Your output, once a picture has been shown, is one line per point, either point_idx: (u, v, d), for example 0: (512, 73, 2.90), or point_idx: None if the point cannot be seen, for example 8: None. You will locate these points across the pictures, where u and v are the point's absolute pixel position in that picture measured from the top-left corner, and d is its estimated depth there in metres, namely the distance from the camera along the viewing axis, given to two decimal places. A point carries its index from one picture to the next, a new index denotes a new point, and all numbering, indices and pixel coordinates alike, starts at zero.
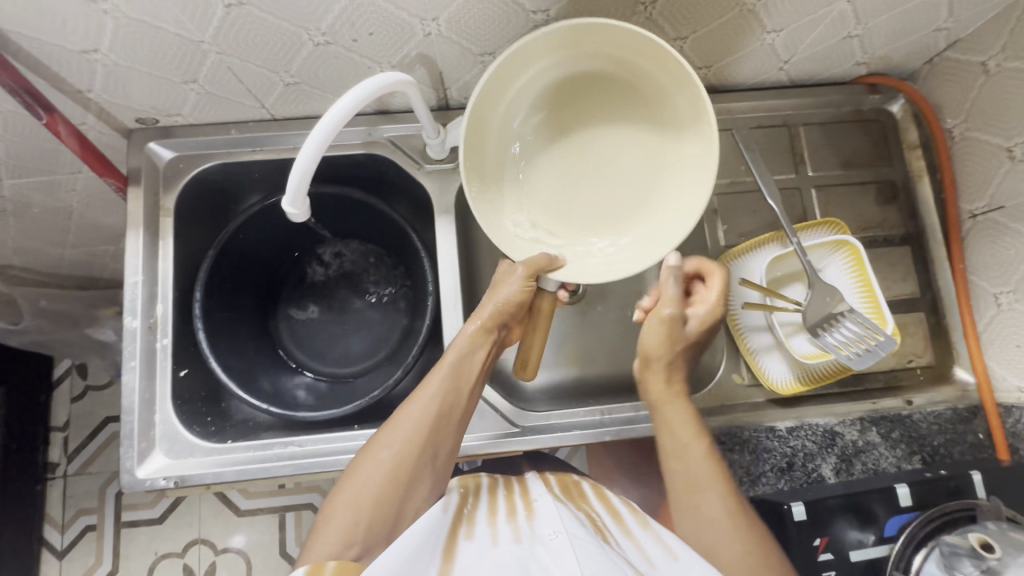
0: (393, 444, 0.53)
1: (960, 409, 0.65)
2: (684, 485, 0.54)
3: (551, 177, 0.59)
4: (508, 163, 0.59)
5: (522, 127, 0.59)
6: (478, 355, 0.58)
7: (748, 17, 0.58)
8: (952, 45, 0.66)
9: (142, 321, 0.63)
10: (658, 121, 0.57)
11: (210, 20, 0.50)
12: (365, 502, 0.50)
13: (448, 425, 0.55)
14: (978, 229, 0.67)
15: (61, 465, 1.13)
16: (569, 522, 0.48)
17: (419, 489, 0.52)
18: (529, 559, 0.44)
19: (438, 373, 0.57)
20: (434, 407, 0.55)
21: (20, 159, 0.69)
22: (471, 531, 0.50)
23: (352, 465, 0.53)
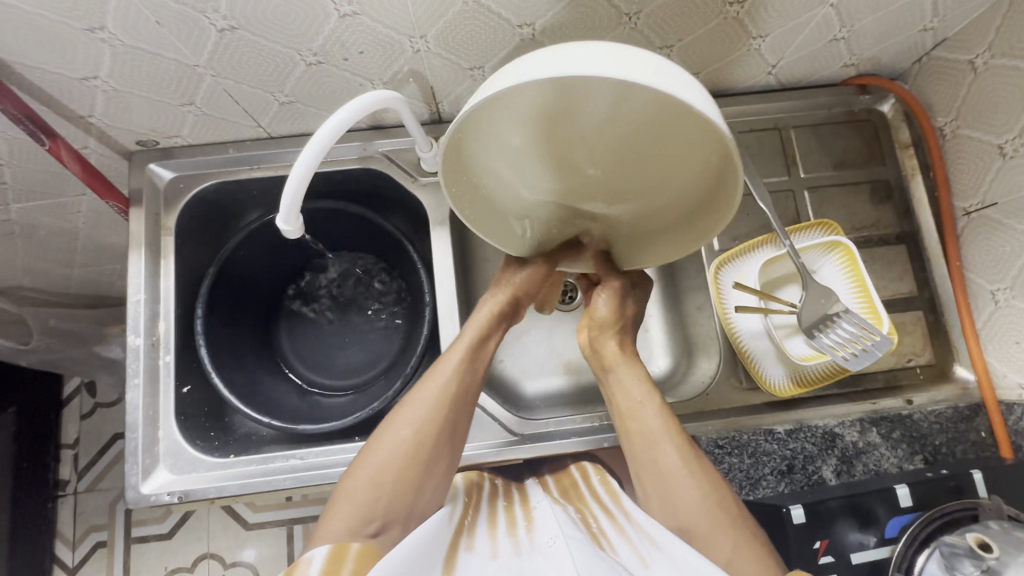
0: (413, 422, 0.52)
1: (960, 407, 0.65)
2: (642, 443, 0.54)
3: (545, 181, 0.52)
4: (497, 174, 0.52)
5: (509, 137, 0.48)
6: (492, 335, 0.59)
7: (732, 24, 0.59)
8: (940, 44, 0.66)
9: (145, 338, 0.65)
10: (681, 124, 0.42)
11: (205, 45, 0.51)
12: (385, 480, 0.49)
13: (466, 402, 0.55)
14: (973, 226, 0.67)
15: (71, 482, 1.14)
16: (566, 526, 0.50)
17: (437, 470, 0.51)
18: (528, 567, 0.45)
19: (456, 349, 0.56)
20: (455, 381, 0.54)
21: (27, 183, 0.71)
22: (470, 543, 0.50)
23: (369, 443, 0.52)
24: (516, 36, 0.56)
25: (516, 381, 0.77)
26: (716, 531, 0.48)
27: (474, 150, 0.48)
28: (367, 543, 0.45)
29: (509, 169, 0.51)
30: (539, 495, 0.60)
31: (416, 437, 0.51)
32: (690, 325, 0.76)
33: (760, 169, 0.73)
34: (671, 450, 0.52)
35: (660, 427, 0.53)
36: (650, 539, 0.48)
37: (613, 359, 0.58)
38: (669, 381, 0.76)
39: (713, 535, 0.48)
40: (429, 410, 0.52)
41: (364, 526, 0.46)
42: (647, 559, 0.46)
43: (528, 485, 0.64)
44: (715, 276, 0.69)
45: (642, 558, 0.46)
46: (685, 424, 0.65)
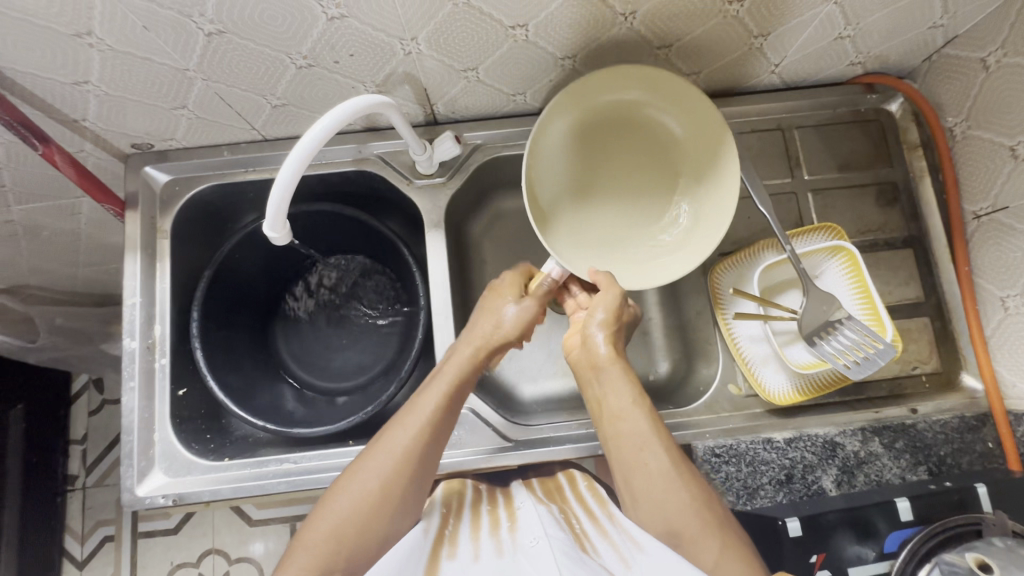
0: (379, 471, 0.51)
1: (968, 417, 0.63)
2: (629, 452, 0.52)
3: (603, 200, 0.67)
4: (546, 173, 0.65)
5: (570, 168, 0.67)
6: (468, 381, 0.58)
7: (732, 23, 0.57)
8: (950, 42, 0.64)
9: (141, 341, 0.65)
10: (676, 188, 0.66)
11: (193, 48, 0.51)
12: (347, 532, 0.48)
13: (436, 448, 0.54)
14: (983, 230, 0.65)
15: (79, 477, 1.15)
16: (549, 526, 0.50)
17: (403, 520, 0.51)
18: (511, 567, 0.45)
19: (430, 395, 0.55)
20: (424, 430, 0.53)
21: (27, 185, 0.71)
22: (452, 551, 0.50)
23: (332, 489, 0.52)
24: (509, 38, 0.55)
25: (512, 385, 0.76)
26: (705, 533, 0.47)
27: (543, 147, 0.65)
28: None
29: (573, 197, 0.67)
30: (522, 496, 0.60)
31: (382, 488, 0.50)
32: (690, 329, 0.75)
33: (762, 171, 0.71)
34: (654, 469, 0.50)
35: (639, 431, 0.52)
36: (633, 541, 0.48)
37: (603, 359, 0.56)
38: (669, 387, 0.74)
39: (702, 536, 0.47)
40: (396, 459, 0.51)
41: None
42: (628, 559, 0.46)
43: (512, 487, 0.64)
44: (713, 283, 0.68)
45: (623, 557, 0.47)
46: (683, 432, 0.64)
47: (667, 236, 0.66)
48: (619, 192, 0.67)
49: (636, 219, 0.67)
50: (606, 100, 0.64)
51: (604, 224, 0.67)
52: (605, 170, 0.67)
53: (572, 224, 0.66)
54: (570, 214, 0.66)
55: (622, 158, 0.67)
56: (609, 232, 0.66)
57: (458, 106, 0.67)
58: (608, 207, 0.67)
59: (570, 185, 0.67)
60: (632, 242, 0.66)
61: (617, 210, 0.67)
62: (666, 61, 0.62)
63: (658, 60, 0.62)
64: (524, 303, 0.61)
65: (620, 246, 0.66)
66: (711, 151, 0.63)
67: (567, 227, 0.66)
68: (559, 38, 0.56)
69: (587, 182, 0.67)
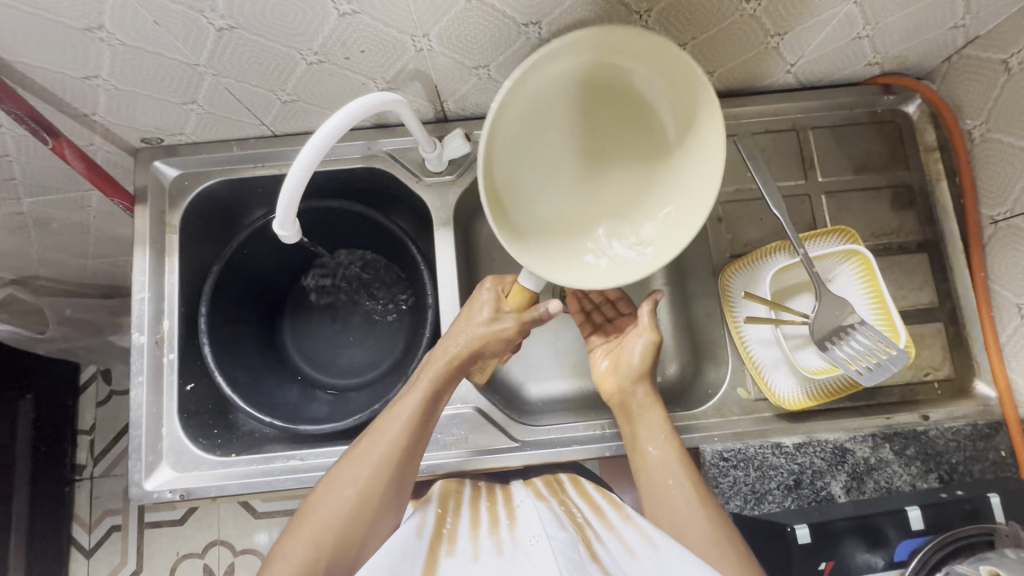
0: (357, 478, 0.53)
1: (980, 425, 0.62)
2: (655, 480, 0.57)
3: (563, 185, 0.57)
4: (532, 109, 0.53)
5: (542, 143, 0.55)
6: (442, 396, 0.59)
7: (750, 22, 0.56)
8: (971, 43, 0.63)
9: (149, 336, 0.65)
10: (631, 202, 0.56)
11: (204, 44, 0.50)
12: (326, 538, 0.51)
13: (413, 454, 0.56)
14: (1000, 236, 0.64)
15: (87, 467, 1.16)
16: (549, 527, 0.50)
17: (382, 523, 0.53)
18: (511, 566, 0.45)
19: (406, 404, 0.57)
20: (400, 437, 0.55)
21: (36, 178, 0.71)
22: (452, 547, 0.51)
23: (312, 496, 0.54)
24: (522, 35, 0.54)
25: (518, 384, 0.76)
26: (722, 558, 0.49)
27: (552, 82, 0.52)
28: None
29: (531, 174, 0.55)
30: (522, 494, 0.60)
31: (359, 493, 0.53)
32: (699, 331, 0.75)
33: (775, 172, 0.70)
34: (670, 492, 0.55)
35: (662, 458, 0.57)
36: (651, 541, 0.48)
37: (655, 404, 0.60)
38: (677, 389, 0.74)
39: (720, 561, 0.49)
40: (373, 467, 0.54)
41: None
42: (636, 552, 0.47)
43: (512, 487, 0.64)
44: (725, 285, 0.67)
45: (630, 549, 0.48)
46: (691, 435, 0.63)
47: (616, 246, 0.56)
48: (582, 179, 0.57)
49: (589, 213, 0.57)
50: (624, 68, 0.52)
51: (556, 212, 0.56)
52: (574, 150, 0.56)
53: (524, 205, 0.55)
54: (522, 195, 0.55)
55: (596, 137, 0.56)
56: (559, 222, 0.56)
57: (469, 103, 0.66)
58: (564, 193, 0.57)
59: (535, 161, 0.55)
60: (582, 242, 0.56)
61: (574, 199, 0.57)
62: None
63: None
64: (502, 320, 0.60)
65: (567, 245, 0.56)
66: (684, 181, 0.54)
67: (517, 210, 0.54)
68: None
69: (552, 162, 0.56)
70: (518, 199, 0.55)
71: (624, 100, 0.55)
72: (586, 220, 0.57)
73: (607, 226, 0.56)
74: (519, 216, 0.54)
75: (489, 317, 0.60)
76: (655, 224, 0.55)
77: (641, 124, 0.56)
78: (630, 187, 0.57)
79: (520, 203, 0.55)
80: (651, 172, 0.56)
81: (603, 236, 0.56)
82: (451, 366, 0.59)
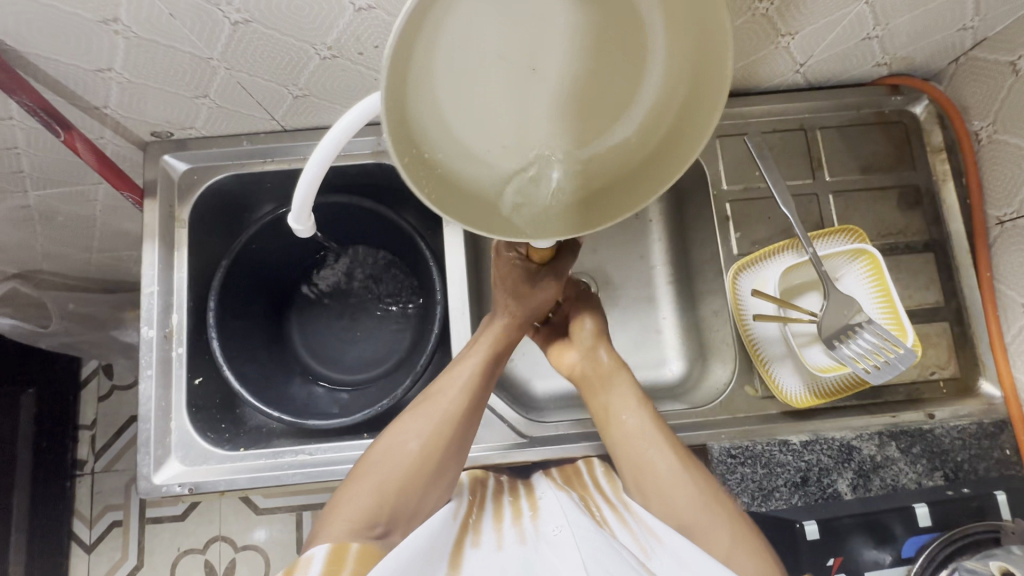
0: (420, 433, 0.54)
1: (985, 423, 0.63)
2: (635, 450, 0.56)
3: (496, 121, 0.35)
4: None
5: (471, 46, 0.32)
6: (505, 356, 0.61)
7: (762, 22, 0.56)
8: (979, 44, 0.63)
9: (158, 330, 0.65)
10: (537, 163, 0.37)
11: (219, 38, 0.50)
12: (390, 488, 0.51)
13: (474, 417, 0.57)
14: (1007, 236, 0.64)
15: (88, 462, 1.16)
16: (571, 516, 0.51)
17: (439, 484, 0.54)
18: (535, 557, 0.47)
19: (470, 361, 0.58)
20: (463, 396, 0.56)
21: (44, 172, 0.71)
22: (477, 539, 0.52)
23: (369, 453, 0.54)
24: None
25: (524, 381, 0.76)
26: (712, 526, 0.52)
27: None
28: (369, 544, 0.46)
29: (451, 103, 0.33)
30: (543, 485, 0.61)
31: (422, 448, 0.53)
32: (705, 329, 0.75)
33: (783, 171, 0.71)
34: (657, 470, 0.55)
35: (638, 426, 0.58)
36: (654, 535, 0.51)
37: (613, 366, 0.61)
38: (681, 387, 0.74)
39: (710, 529, 0.52)
40: (438, 421, 0.55)
41: (370, 529, 0.48)
42: (647, 549, 0.49)
43: (533, 477, 0.64)
44: (732, 282, 0.67)
45: (643, 546, 0.49)
46: (698, 432, 0.63)
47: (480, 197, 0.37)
48: (529, 110, 0.35)
49: (525, 164, 0.37)
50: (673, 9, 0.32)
51: (483, 164, 0.36)
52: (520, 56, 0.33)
53: (435, 162, 0.35)
54: (435, 147, 0.34)
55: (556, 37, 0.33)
56: (484, 176, 0.37)
57: None
58: (498, 132, 0.35)
59: (456, 80, 0.32)
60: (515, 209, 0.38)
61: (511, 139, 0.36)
62: None
63: None
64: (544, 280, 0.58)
65: (496, 214, 0.37)
66: (601, 188, 0.38)
67: (427, 174, 0.34)
68: None
69: (484, 85, 0.33)
70: (423, 151, 0.34)
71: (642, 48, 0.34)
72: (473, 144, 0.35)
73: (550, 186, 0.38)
74: (432, 182, 0.35)
75: (529, 291, 0.58)
76: (624, 197, 0.38)
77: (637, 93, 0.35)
78: (600, 128, 0.36)
79: (434, 163, 0.35)
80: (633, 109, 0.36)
81: (477, 184, 0.37)
82: (508, 330, 0.60)
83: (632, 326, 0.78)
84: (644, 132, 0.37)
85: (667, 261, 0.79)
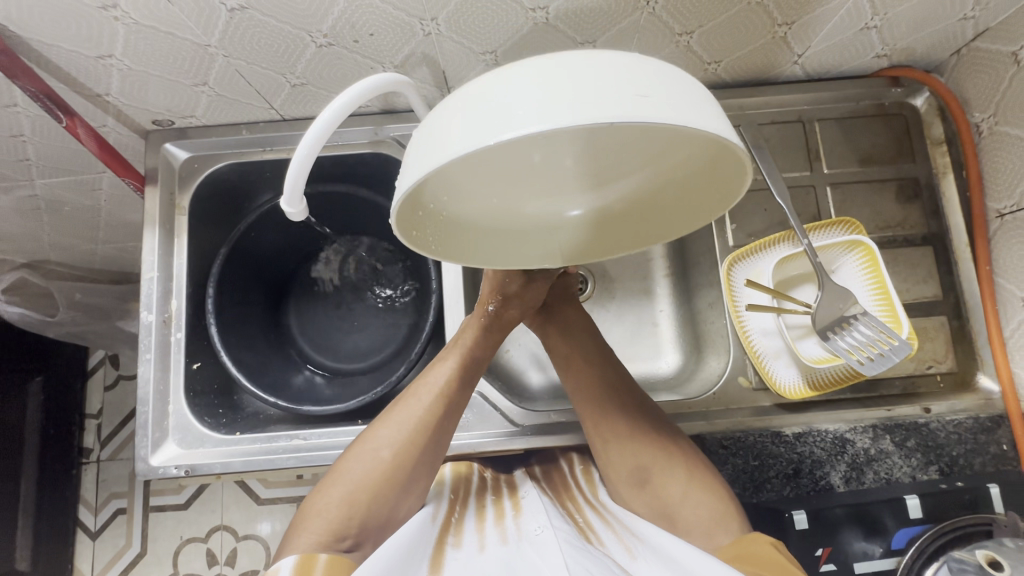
0: (391, 441, 0.54)
1: (982, 418, 0.62)
2: (591, 381, 0.61)
3: (517, 186, 0.40)
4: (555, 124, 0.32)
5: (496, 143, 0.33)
6: (484, 354, 0.61)
7: (757, 10, 0.56)
8: (980, 35, 0.63)
9: (157, 315, 0.66)
10: (550, 201, 0.43)
11: (216, 24, 0.51)
12: (359, 499, 0.51)
13: (448, 422, 0.56)
14: (1006, 229, 0.64)
15: (94, 450, 1.18)
16: (552, 519, 0.54)
17: (413, 490, 0.53)
18: (517, 556, 0.49)
19: (443, 369, 0.58)
20: (438, 402, 0.56)
21: (48, 160, 0.72)
22: (458, 540, 0.54)
23: (344, 458, 0.54)
24: (528, 19, 0.54)
25: (520, 371, 0.76)
26: (671, 472, 0.55)
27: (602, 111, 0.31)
28: (339, 556, 0.47)
29: (475, 182, 0.38)
30: (527, 486, 0.64)
31: (393, 457, 0.53)
32: (701, 322, 0.74)
33: (780, 163, 0.70)
34: (616, 425, 0.58)
35: (591, 350, 0.63)
36: (633, 533, 0.53)
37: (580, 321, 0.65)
38: (677, 380, 0.74)
39: (669, 473, 0.55)
40: (411, 432, 0.54)
41: (338, 541, 0.48)
42: (632, 550, 0.51)
43: (516, 479, 0.67)
44: (727, 272, 0.66)
45: (627, 548, 0.52)
46: (691, 423, 0.63)
47: (499, 228, 0.44)
48: (549, 181, 0.40)
49: (541, 207, 0.43)
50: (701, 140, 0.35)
51: (484, 206, 0.41)
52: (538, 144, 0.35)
53: (453, 217, 0.41)
54: (441, 199, 0.38)
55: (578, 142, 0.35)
56: (486, 213, 0.42)
57: None
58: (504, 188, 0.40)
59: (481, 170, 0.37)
60: (527, 238, 0.46)
61: (522, 189, 0.41)
62: (688, 48, 0.61)
63: (681, 47, 0.61)
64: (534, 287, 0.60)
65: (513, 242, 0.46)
66: (608, 225, 0.46)
67: (431, 223, 0.40)
68: (577, 21, 0.55)
69: (511, 168, 0.38)
70: (428, 206, 0.38)
71: (661, 148, 0.37)
72: (496, 195, 0.40)
73: (549, 216, 0.45)
74: (433, 228, 0.40)
75: (520, 290, 0.60)
76: (631, 234, 0.46)
77: (651, 171, 0.40)
78: (617, 186, 0.42)
79: (436, 211, 0.39)
80: (648, 178, 0.41)
81: (496, 221, 0.43)
82: (488, 326, 0.61)
83: (628, 317, 0.77)
84: (655, 192, 0.43)
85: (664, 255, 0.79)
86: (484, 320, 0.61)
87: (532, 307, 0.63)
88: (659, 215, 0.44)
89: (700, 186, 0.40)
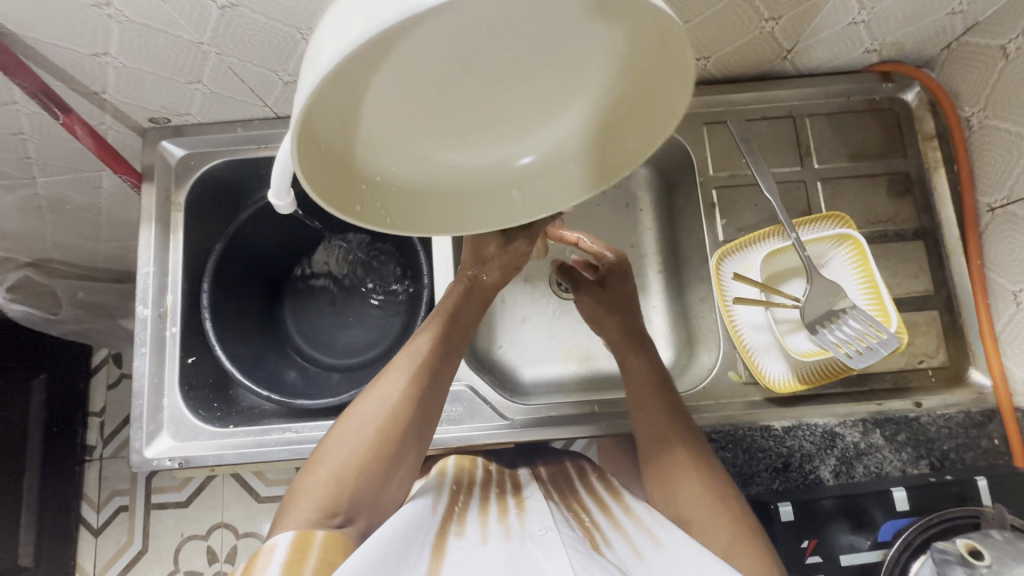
0: (374, 416, 0.54)
1: (974, 413, 0.62)
2: (638, 390, 0.61)
3: (453, 142, 0.38)
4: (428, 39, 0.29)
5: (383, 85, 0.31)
6: (471, 329, 0.61)
7: (743, 5, 0.56)
8: (970, 29, 0.62)
9: (153, 309, 0.67)
10: (502, 153, 0.40)
11: (208, 22, 0.52)
12: (347, 475, 0.51)
13: (433, 397, 0.57)
14: (997, 223, 0.64)
15: (97, 448, 1.19)
16: (560, 524, 0.53)
17: (404, 464, 0.54)
18: (520, 556, 0.49)
19: (424, 335, 0.59)
20: (421, 373, 0.56)
21: (49, 159, 0.73)
22: (460, 530, 0.55)
23: (330, 437, 0.55)
24: None
25: (512, 367, 0.77)
26: (713, 524, 0.52)
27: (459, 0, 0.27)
28: (334, 534, 0.47)
29: (400, 139, 0.36)
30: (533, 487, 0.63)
31: (378, 430, 0.53)
32: (694, 317, 0.74)
33: (770, 158, 0.70)
34: (657, 421, 0.58)
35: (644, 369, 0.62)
36: (651, 534, 0.53)
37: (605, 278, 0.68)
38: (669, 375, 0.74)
39: (710, 528, 0.52)
40: (392, 404, 0.54)
41: (330, 518, 0.49)
42: (641, 551, 0.51)
43: (523, 476, 0.67)
44: (717, 266, 0.67)
45: (637, 548, 0.52)
46: None
47: (457, 192, 0.41)
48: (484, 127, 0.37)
49: (497, 160, 0.40)
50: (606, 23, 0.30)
51: (427, 167, 0.39)
52: (451, 75, 0.32)
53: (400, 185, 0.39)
54: (386, 168, 0.38)
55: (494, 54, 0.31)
56: (435, 176, 0.40)
57: None
58: (445, 139, 0.37)
59: (397, 123, 0.34)
60: (492, 199, 0.42)
61: (460, 143, 0.38)
62: None
63: None
64: (511, 250, 0.57)
65: (480, 204, 0.42)
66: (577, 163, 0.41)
67: (382, 193, 0.39)
68: None
69: (432, 115, 0.35)
70: (373, 177, 0.38)
71: (580, 51, 0.32)
72: (437, 152, 0.38)
73: (510, 169, 0.41)
74: (390, 201, 0.39)
75: (499, 253, 0.57)
76: (603, 158, 0.41)
77: (589, 83, 0.35)
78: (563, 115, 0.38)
79: (386, 182, 0.39)
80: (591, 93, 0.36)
81: (450, 183, 0.41)
82: (468, 297, 0.61)
83: None
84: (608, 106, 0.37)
85: (657, 251, 0.79)
86: (462, 289, 0.61)
87: (516, 268, 0.60)
88: (625, 130, 0.39)
89: (651, 79, 0.35)
